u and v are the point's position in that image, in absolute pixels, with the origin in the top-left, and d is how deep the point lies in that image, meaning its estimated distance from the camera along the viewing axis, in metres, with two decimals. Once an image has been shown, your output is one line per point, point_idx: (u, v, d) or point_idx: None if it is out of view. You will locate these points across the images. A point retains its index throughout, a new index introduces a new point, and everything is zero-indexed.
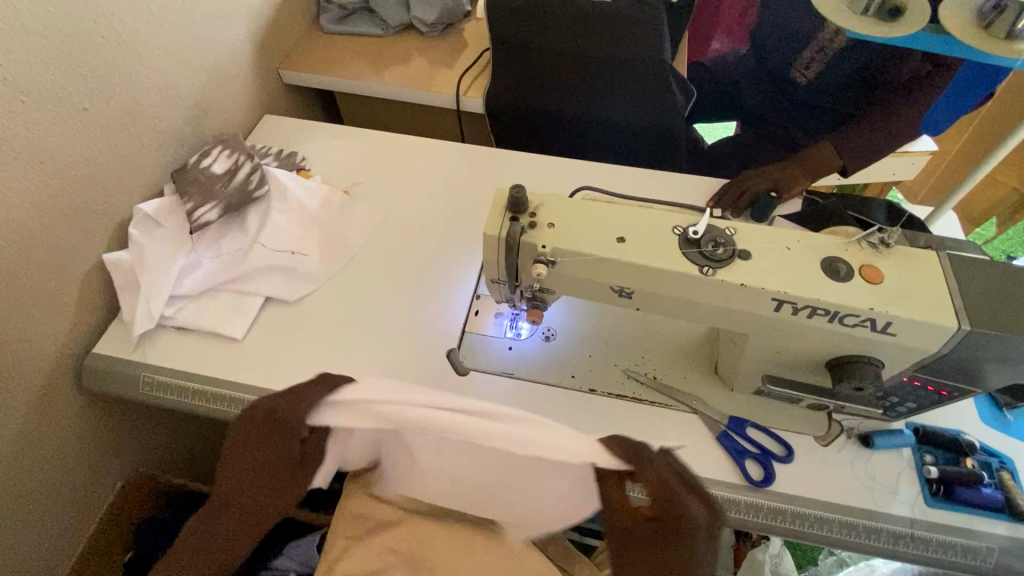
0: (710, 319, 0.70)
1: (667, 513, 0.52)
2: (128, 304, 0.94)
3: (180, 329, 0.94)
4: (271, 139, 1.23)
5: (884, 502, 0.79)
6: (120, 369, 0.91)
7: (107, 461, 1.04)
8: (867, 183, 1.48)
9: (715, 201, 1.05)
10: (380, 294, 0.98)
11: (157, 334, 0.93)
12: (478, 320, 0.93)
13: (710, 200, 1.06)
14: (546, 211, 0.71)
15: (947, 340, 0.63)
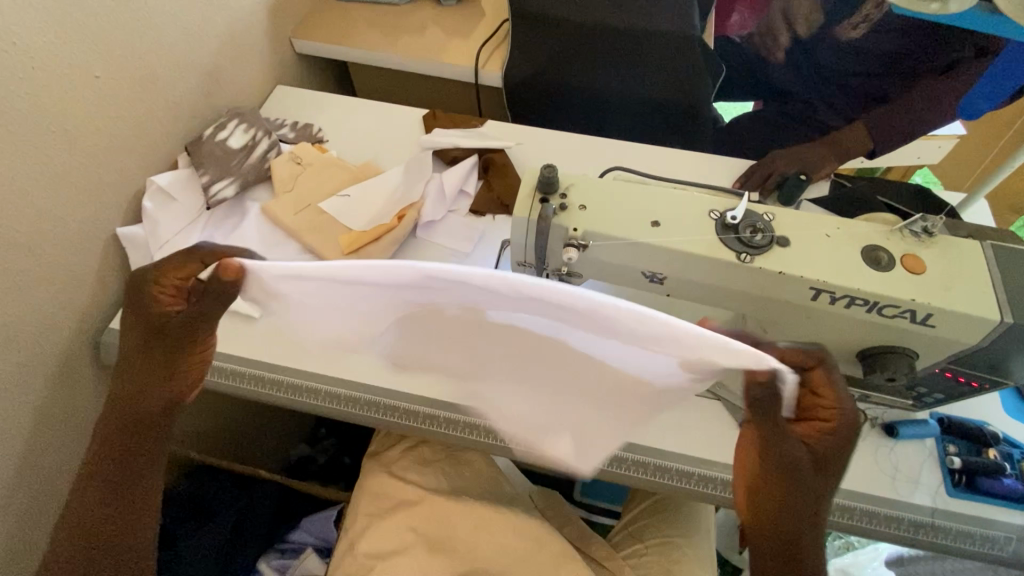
0: (743, 306, 0.69)
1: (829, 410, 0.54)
2: None
3: None
4: (285, 111, 1.19)
5: (906, 491, 0.78)
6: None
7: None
8: (893, 167, 1.44)
9: (741, 183, 1.02)
10: None
11: None
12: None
13: (736, 182, 1.03)
14: (577, 192, 0.68)
15: (988, 334, 0.61)
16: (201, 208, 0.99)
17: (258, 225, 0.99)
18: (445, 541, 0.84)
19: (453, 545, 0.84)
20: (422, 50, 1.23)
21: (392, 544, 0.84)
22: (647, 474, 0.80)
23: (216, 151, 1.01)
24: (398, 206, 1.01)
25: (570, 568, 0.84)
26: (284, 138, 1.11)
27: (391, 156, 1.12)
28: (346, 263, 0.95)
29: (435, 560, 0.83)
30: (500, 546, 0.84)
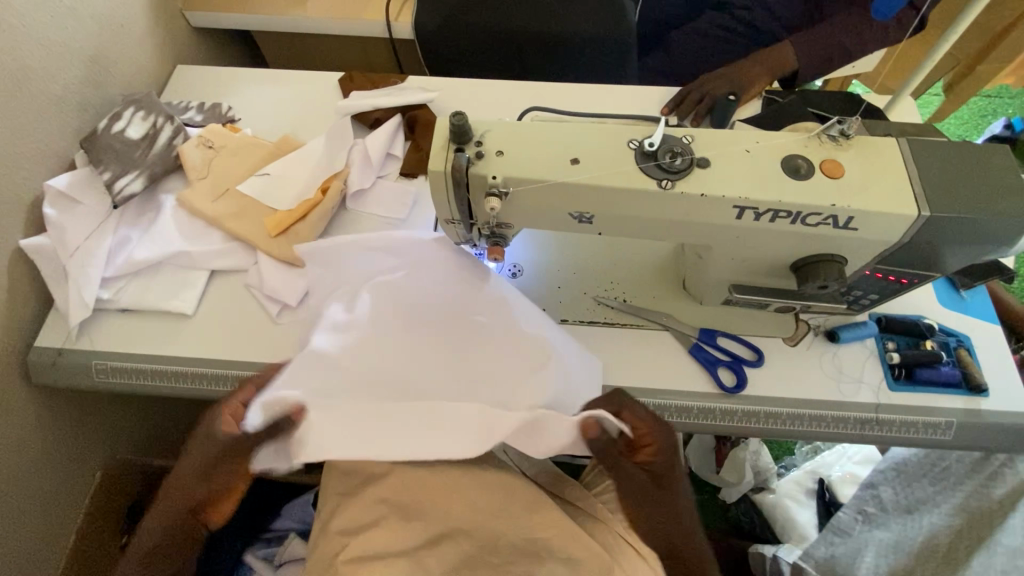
0: (674, 235, 0.68)
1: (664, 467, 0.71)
2: (61, 291, 0.87)
3: (124, 311, 0.88)
4: (190, 92, 1.11)
5: (850, 391, 0.81)
6: (69, 360, 0.85)
7: (83, 452, 1.01)
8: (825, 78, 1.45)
9: (670, 109, 1.00)
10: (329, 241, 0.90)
11: (101, 320, 0.88)
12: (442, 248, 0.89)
13: (665, 107, 1.01)
14: (493, 138, 0.65)
15: (908, 229, 0.62)
16: (110, 207, 0.92)
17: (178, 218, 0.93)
18: (420, 507, 0.85)
19: (429, 509, 0.85)
20: (328, 8, 1.15)
21: (368, 516, 0.84)
22: None
23: (115, 144, 0.94)
24: (323, 178, 0.96)
25: (546, 514, 0.86)
26: (192, 121, 1.04)
27: (310, 127, 1.06)
28: (278, 245, 0.91)
29: (410, 525, 0.84)
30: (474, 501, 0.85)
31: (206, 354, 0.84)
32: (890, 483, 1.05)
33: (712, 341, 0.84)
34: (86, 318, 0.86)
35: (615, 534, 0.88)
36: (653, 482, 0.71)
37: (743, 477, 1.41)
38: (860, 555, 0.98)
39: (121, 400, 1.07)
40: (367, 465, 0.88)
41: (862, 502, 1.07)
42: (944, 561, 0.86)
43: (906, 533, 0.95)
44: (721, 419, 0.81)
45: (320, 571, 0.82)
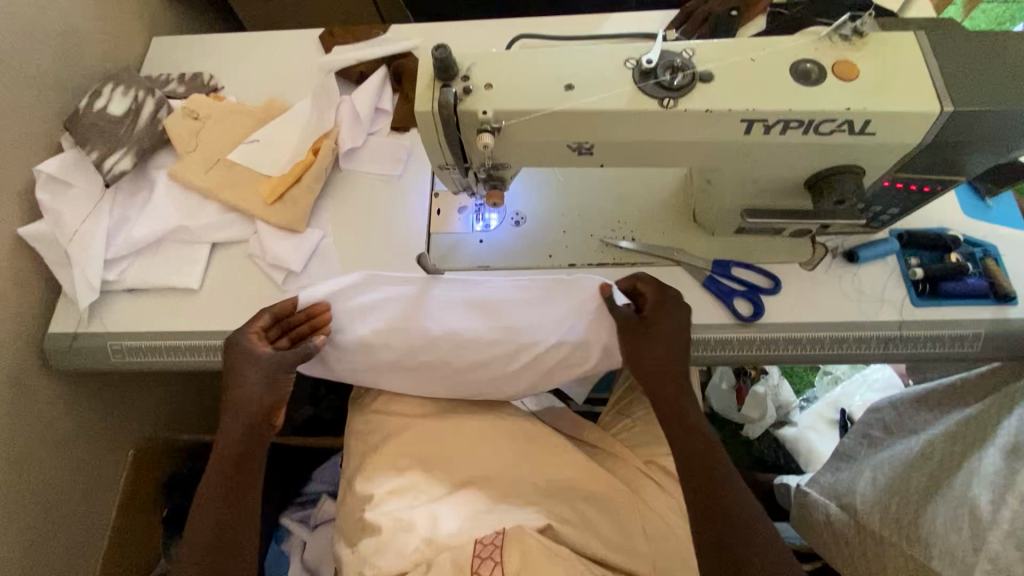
0: (680, 159, 0.65)
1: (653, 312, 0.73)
2: (66, 276, 0.87)
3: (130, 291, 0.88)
4: (168, 64, 1.08)
5: (873, 311, 0.79)
6: (84, 342, 0.86)
7: (113, 434, 1.03)
8: None
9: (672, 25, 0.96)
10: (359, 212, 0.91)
11: (109, 301, 0.88)
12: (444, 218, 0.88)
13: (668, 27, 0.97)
14: (480, 71, 0.62)
15: (930, 129, 0.58)
16: (103, 188, 0.91)
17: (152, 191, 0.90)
18: (439, 459, 0.88)
19: (450, 459, 0.88)
20: None
21: (393, 470, 0.87)
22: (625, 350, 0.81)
23: (98, 122, 0.91)
24: (313, 139, 0.94)
25: (564, 456, 0.88)
26: (175, 93, 1.01)
27: (294, 88, 1.03)
28: (275, 211, 0.89)
29: (433, 476, 0.86)
30: (490, 448, 0.88)
31: (216, 326, 0.84)
32: (894, 406, 1.00)
33: (726, 272, 0.82)
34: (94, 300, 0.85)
35: (634, 469, 0.90)
36: (637, 322, 0.73)
37: (764, 413, 1.42)
38: (861, 476, 0.99)
39: (144, 381, 1.09)
40: (385, 424, 0.92)
41: (869, 427, 1.05)
42: (941, 471, 0.84)
43: (906, 449, 0.93)
44: (739, 349, 0.80)
45: (351, 525, 0.85)
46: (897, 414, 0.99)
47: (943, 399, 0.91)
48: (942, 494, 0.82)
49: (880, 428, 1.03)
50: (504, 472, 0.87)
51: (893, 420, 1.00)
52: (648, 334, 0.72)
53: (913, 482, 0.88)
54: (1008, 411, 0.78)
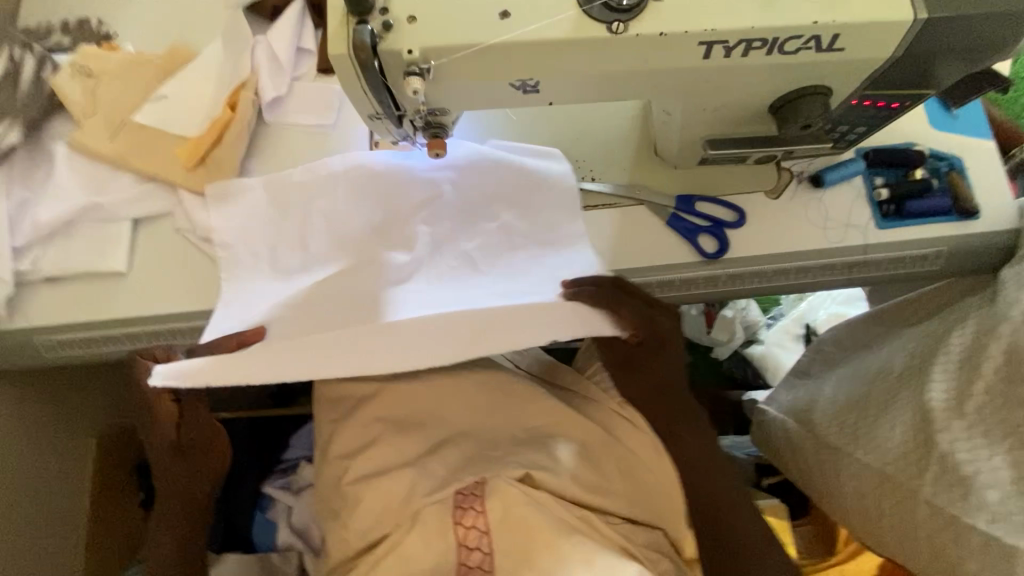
0: (638, 89, 0.58)
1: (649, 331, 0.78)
2: None
3: (50, 280, 0.80)
4: (44, 9, 0.92)
5: (838, 236, 0.77)
6: (8, 341, 0.78)
7: (70, 430, 0.99)
8: None
9: None
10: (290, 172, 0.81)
11: (24, 293, 0.79)
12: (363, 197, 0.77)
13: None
14: (400, 1, 0.53)
15: (902, 40, 0.53)
16: None
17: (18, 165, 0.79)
18: (413, 420, 0.86)
19: (424, 418, 0.87)
20: None
21: (368, 435, 0.85)
22: None
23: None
24: (228, 91, 0.83)
25: (540, 405, 0.87)
26: (61, 47, 0.87)
27: (201, 31, 0.89)
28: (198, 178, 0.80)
29: (410, 438, 0.84)
30: (464, 403, 0.87)
31: (147, 312, 0.77)
32: (849, 326, 0.99)
33: (689, 207, 0.77)
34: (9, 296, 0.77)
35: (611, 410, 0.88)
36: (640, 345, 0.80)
37: (732, 335, 1.44)
38: (820, 390, 0.97)
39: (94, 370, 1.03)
40: (355, 391, 0.89)
41: (820, 343, 1.03)
42: (899, 382, 0.84)
43: (862, 365, 0.92)
44: (704, 285, 0.79)
45: (331, 494, 0.85)
46: (853, 332, 0.98)
47: (901, 316, 0.90)
48: (900, 406, 0.82)
49: (830, 344, 1.02)
50: (480, 427, 0.86)
51: (847, 338, 0.99)
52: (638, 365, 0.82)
53: (871, 396, 0.87)
54: (960, 321, 0.79)
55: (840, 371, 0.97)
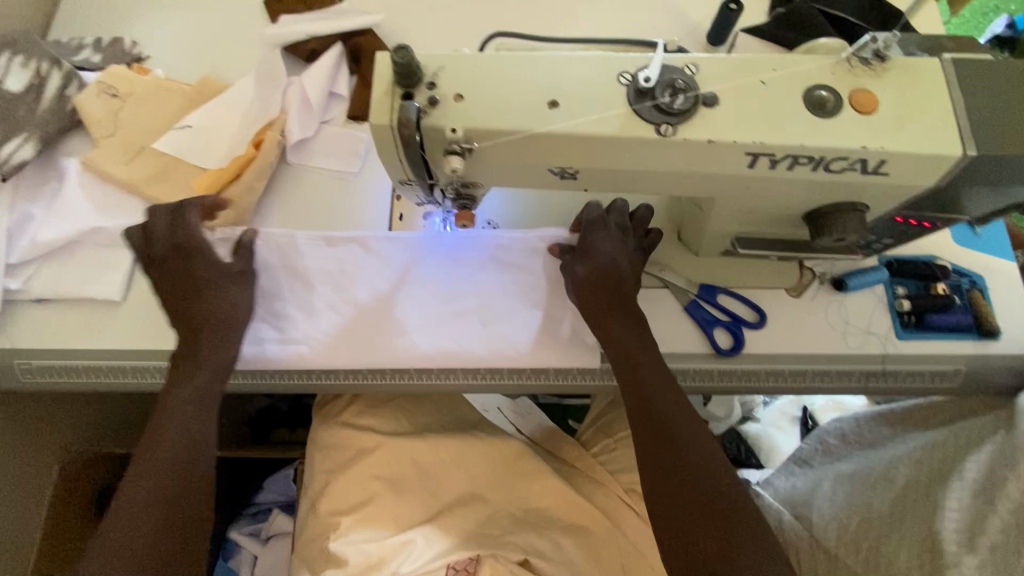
0: (677, 187, 0.57)
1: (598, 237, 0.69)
2: None
3: (43, 301, 0.76)
4: (79, 25, 0.91)
5: (857, 343, 0.75)
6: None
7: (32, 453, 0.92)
8: None
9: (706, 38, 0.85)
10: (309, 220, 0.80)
11: (12, 313, 0.75)
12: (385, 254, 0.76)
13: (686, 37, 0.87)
14: (449, 78, 0.52)
15: (947, 172, 0.53)
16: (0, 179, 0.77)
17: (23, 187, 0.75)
18: (405, 486, 0.82)
19: (420, 484, 0.83)
20: None
21: (358, 496, 0.81)
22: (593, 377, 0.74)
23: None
24: (255, 129, 0.82)
25: (541, 483, 0.84)
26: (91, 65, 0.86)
27: (235, 64, 0.89)
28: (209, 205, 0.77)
29: (406, 501, 0.81)
30: (461, 470, 0.84)
31: (138, 346, 0.74)
32: (856, 421, 0.96)
33: (711, 298, 0.76)
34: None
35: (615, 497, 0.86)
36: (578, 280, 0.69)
37: (730, 411, 1.41)
38: (818, 487, 0.93)
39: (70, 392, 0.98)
40: (346, 447, 0.85)
41: (825, 433, 1.01)
42: (904, 498, 0.81)
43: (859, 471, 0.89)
44: (719, 380, 0.75)
45: (309, 556, 0.80)
46: (860, 429, 0.95)
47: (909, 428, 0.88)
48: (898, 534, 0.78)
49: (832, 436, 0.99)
50: (475, 499, 0.83)
51: (854, 435, 0.96)
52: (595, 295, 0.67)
53: (873, 505, 0.84)
54: (981, 440, 0.76)
55: (843, 464, 0.93)
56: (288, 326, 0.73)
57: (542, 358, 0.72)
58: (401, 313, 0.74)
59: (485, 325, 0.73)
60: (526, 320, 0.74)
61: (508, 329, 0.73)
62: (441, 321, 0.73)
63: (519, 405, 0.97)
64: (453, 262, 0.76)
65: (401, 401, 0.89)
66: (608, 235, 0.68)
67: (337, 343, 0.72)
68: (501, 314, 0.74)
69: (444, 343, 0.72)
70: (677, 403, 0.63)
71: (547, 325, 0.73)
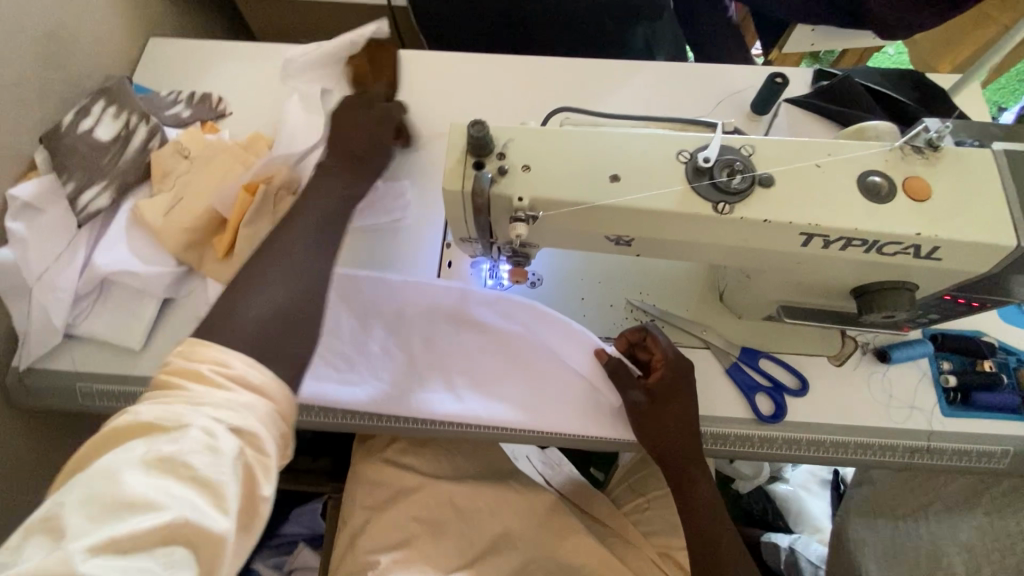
0: (729, 260, 0.59)
1: (672, 364, 0.70)
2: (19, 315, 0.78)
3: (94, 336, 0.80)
4: (161, 73, 0.99)
5: (901, 418, 0.75)
6: (35, 383, 0.78)
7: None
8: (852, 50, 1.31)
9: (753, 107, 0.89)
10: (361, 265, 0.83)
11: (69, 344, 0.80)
12: (438, 310, 0.78)
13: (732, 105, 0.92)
14: (518, 149, 0.55)
15: (1000, 260, 0.54)
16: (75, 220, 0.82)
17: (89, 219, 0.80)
18: (436, 532, 0.83)
19: (455, 531, 0.83)
20: None
21: (392, 539, 0.82)
22: (619, 436, 0.75)
23: (79, 146, 0.84)
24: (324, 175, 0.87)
25: (572, 537, 0.84)
26: (181, 119, 0.93)
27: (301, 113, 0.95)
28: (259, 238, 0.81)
29: (440, 548, 0.82)
30: (495, 519, 0.84)
31: None
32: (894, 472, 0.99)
33: (753, 362, 0.77)
34: (56, 344, 0.79)
35: (650, 559, 0.86)
36: (649, 399, 0.70)
37: (759, 471, 1.39)
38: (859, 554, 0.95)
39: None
40: (382, 488, 0.86)
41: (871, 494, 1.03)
42: None
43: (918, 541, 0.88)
44: (759, 446, 0.75)
45: None
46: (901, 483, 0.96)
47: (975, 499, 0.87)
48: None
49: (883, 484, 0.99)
50: (508, 550, 0.82)
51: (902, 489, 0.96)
52: (659, 414, 0.69)
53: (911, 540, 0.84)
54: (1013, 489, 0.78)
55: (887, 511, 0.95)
56: (335, 370, 0.77)
57: (577, 426, 0.75)
58: (447, 369, 0.78)
59: (525, 389, 0.76)
60: (566, 388, 0.76)
61: (547, 397, 0.76)
62: (484, 383, 0.77)
63: (548, 455, 0.99)
64: (497, 307, 0.77)
65: (437, 444, 0.90)
66: (668, 365, 0.70)
67: (383, 394, 0.76)
68: (542, 380, 0.77)
69: (485, 403, 0.76)
70: (704, 492, 0.71)
71: (586, 394, 0.76)
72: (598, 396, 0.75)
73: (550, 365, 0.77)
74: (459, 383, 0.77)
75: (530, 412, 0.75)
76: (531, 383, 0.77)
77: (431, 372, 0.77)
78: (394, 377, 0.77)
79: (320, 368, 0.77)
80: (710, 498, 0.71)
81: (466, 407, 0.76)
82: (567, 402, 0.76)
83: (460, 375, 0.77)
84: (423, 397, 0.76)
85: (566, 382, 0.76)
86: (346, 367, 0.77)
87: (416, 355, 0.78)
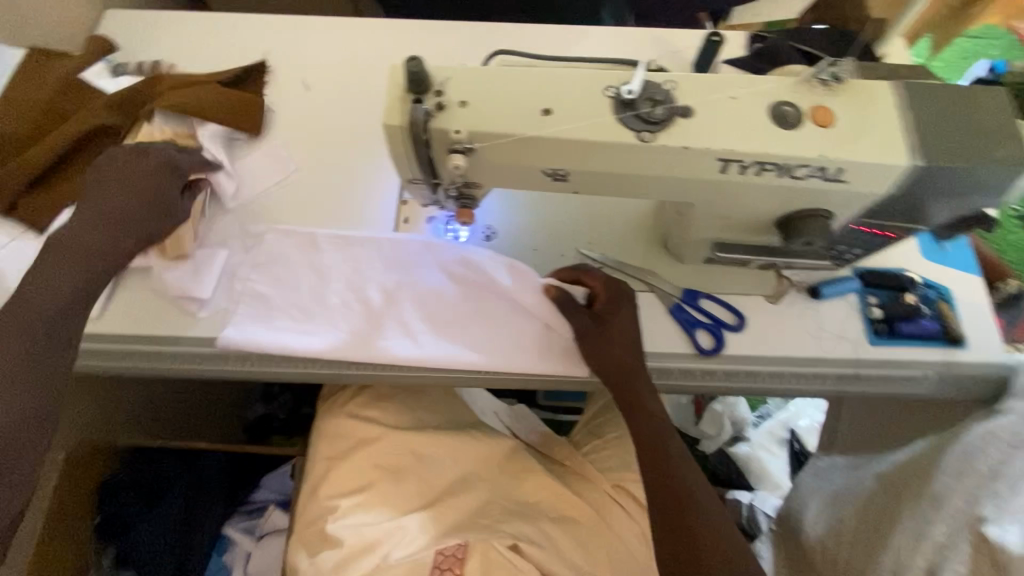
0: (658, 191, 0.63)
1: (613, 289, 0.74)
2: None
3: None
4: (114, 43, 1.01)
5: (831, 348, 0.80)
6: None
7: None
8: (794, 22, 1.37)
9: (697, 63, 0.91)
10: (321, 220, 0.86)
11: None
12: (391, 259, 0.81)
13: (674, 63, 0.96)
14: (455, 87, 0.59)
15: (899, 180, 0.59)
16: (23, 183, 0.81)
17: (17, 176, 0.79)
18: (396, 475, 0.86)
19: (416, 475, 0.86)
20: None
21: (353, 483, 0.84)
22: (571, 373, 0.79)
23: (27, 114, 0.84)
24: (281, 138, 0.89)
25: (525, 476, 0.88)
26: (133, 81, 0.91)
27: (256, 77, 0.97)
28: None
29: (400, 490, 0.85)
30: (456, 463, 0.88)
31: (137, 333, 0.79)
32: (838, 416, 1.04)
33: (694, 302, 0.82)
34: None
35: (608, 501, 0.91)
36: (593, 322, 0.74)
37: (721, 430, 1.45)
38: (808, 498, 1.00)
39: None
40: (342, 437, 0.89)
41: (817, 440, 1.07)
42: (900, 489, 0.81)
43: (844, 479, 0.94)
44: (702, 379, 0.80)
45: (303, 540, 0.82)
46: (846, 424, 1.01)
47: (899, 432, 0.94)
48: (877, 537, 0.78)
49: None
50: (466, 491, 0.86)
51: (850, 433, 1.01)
52: (602, 336, 0.73)
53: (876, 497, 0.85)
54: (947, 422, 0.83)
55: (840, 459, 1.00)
56: (292, 324, 0.79)
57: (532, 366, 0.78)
58: (400, 315, 0.80)
59: (479, 329, 0.80)
60: (518, 329, 0.79)
61: (500, 338, 0.79)
62: (438, 325, 0.80)
63: (514, 411, 1.02)
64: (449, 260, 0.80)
65: (400, 397, 0.93)
66: (610, 287, 0.74)
67: (339, 344, 0.78)
68: (495, 322, 0.80)
69: (441, 348, 0.79)
70: (652, 408, 0.73)
71: (538, 333, 0.79)
72: (551, 335, 0.79)
73: (503, 306, 0.80)
74: (414, 330, 0.80)
75: (487, 352, 0.79)
76: (485, 326, 0.80)
77: (386, 319, 0.80)
78: (349, 327, 0.79)
79: (276, 322, 0.79)
80: (658, 412, 0.73)
81: (423, 355, 0.78)
82: (519, 341, 0.79)
83: (414, 320, 0.80)
84: (380, 344, 0.79)
85: (518, 322, 0.80)
86: (302, 320, 0.79)
87: (371, 304, 0.80)
